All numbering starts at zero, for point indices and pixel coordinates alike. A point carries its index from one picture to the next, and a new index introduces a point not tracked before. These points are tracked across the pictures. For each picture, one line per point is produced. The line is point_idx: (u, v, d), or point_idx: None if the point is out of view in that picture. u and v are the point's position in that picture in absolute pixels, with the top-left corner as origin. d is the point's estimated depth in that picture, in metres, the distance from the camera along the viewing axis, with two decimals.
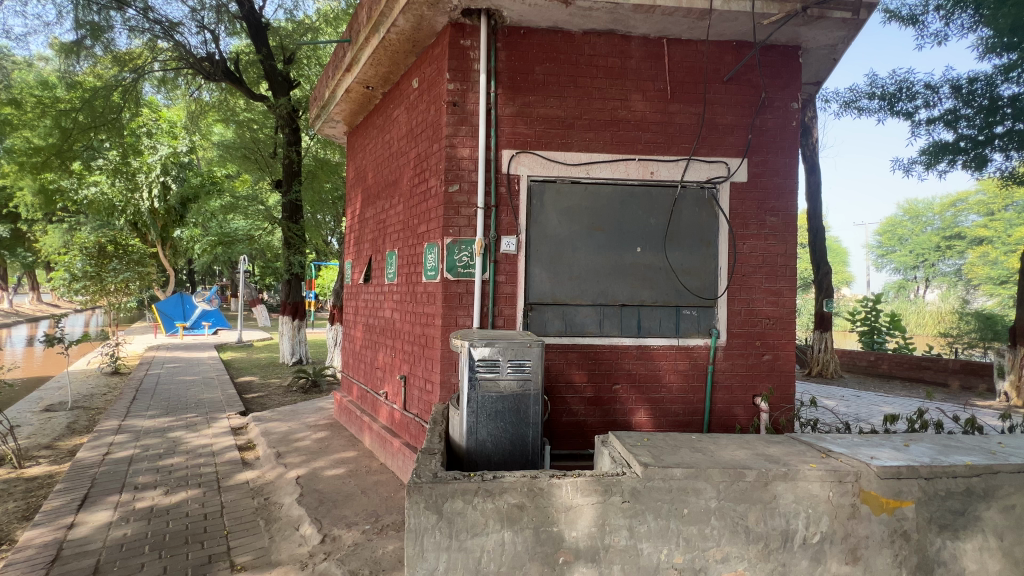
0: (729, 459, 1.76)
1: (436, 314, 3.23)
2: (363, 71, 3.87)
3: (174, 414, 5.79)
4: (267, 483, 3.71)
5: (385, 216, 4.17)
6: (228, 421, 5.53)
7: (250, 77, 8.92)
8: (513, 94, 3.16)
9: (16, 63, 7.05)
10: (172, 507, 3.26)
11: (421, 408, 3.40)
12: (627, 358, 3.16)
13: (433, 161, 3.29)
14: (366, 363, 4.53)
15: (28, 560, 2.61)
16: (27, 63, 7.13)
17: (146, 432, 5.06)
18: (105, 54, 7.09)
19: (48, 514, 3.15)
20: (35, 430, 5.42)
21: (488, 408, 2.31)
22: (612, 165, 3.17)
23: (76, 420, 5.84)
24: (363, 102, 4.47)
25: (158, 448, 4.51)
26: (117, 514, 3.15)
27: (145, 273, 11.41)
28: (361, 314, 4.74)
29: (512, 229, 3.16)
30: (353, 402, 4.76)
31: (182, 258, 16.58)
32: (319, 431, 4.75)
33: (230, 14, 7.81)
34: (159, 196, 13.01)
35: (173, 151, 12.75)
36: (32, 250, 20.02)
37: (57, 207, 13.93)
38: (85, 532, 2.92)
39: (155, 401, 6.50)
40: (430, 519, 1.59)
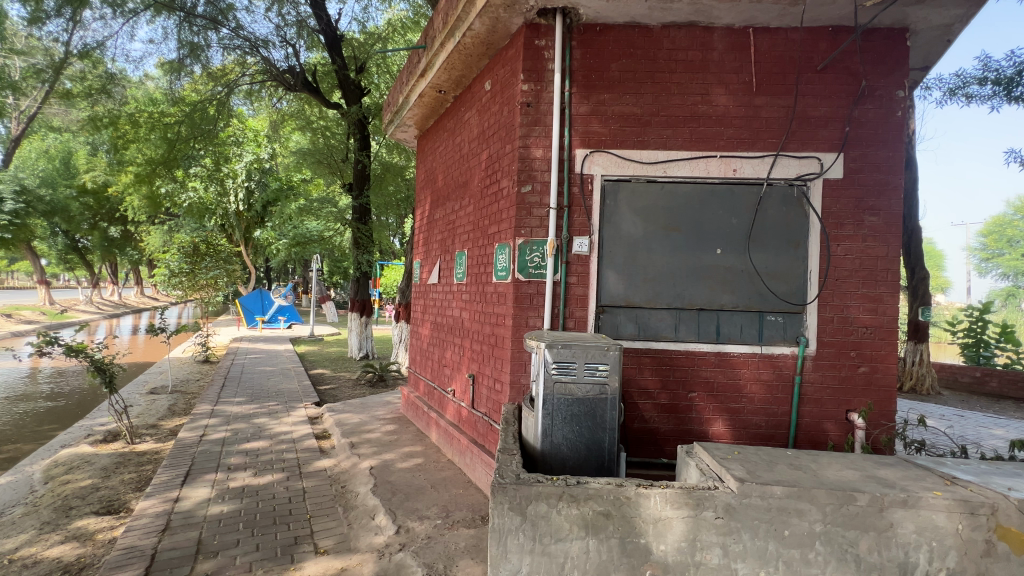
0: (836, 479, 1.62)
1: (505, 314, 3.25)
2: (436, 76, 3.97)
3: (257, 401, 6.25)
4: (342, 472, 3.89)
5: (454, 216, 4.26)
6: (305, 410, 5.89)
7: (326, 87, 9.49)
8: (588, 92, 3.11)
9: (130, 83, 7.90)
10: (261, 489, 3.51)
11: (489, 407, 3.42)
12: (704, 365, 3.02)
13: (506, 162, 3.30)
14: (434, 361, 4.63)
15: (144, 527, 2.90)
16: (139, 83, 7.95)
17: (235, 417, 5.50)
18: (202, 72, 7.78)
19: (159, 487, 3.50)
20: (143, 410, 6.04)
21: (564, 411, 2.28)
22: (692, 162, 3.03)
23: (175, 403, 6.46)
24: (435, 106, 4.59)
25: (245, 433, 4.88)
26: (215, 492, 3.44)
27: (232, 271, 12.42)
28: (429, 313, 4.87)
29: (584, 229, 3.10)
30: (420, 398, 4.91)
31: (261, 256, 17.88)
32: (388, 425, 4.93)
33: (309, 29, 8.23)
34: (244, 199, 14.17)
35: (256, 158, 13.94)
36: (139, 250, 22.44)
37: (160, 212, 15.53)
38: (190, 506, 3.21)
39: (241, 388, 7.04)
40: (513, 520, 1.58)
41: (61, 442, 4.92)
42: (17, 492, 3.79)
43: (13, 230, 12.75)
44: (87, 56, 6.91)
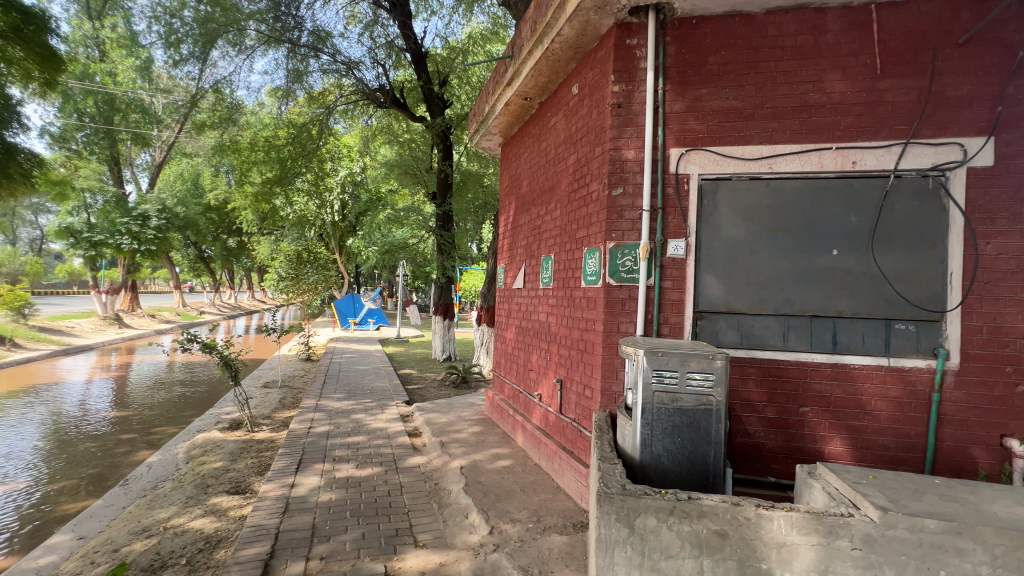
0: (1006, 517, 1.39)
1: (595, 319, 3.20)
2: (523, 84, 4.03)
3: (354, 398, 6.72)
4: (435, 470, 4.05)
5: (540, 221, 4.28)
6: (397, 407, 6.23)
7: (412, 102, 10.02)
8: (683, 88, 2.99)
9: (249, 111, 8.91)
10: (363, 481, 3.76)
11: (578, 413, 3.39)
12: (819, 378, 2.75)
13: (595, 166, 3.27)
14: (520, 365, 4.68)
15: (268, 508, 3.23)
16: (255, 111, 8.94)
17: (336, 412, 5.95)
18: (305, 96, 8.57)
19: (277, 472, 3.89)
20: (259, 402, 6.74)
21: (665, 422, 2.19)
22: (802, 156, 2.79)
23: (285, 397, 7.13)
24: (520, 114, 4.66)
25: (346, 427, 5.26)
26: (324, 480, 3.75)
27: (328, 276, 13.50)
28: (514, 317, 4.94)
29: (680, 231, 2.97)
30: (506, 401, 4.98)
31: (353, 262, 19.26)
32: (475, 426, 5.06)
33: (398, 49, 8.75)
34: (339, 210, 15.37)
35: (349, 172, 15.06)
36: (252, 258, 25.17)
37: (269, 224, 17.31)
38: (304, 492, 3.52)
39: (339, 386, 7.61)
40: (621, 531, 1.54)
41: (198, 427, 5.64)
42: (166, 468, 4.40)
43: (157, 243, 14.87)
44: (216, 89, 7.91)
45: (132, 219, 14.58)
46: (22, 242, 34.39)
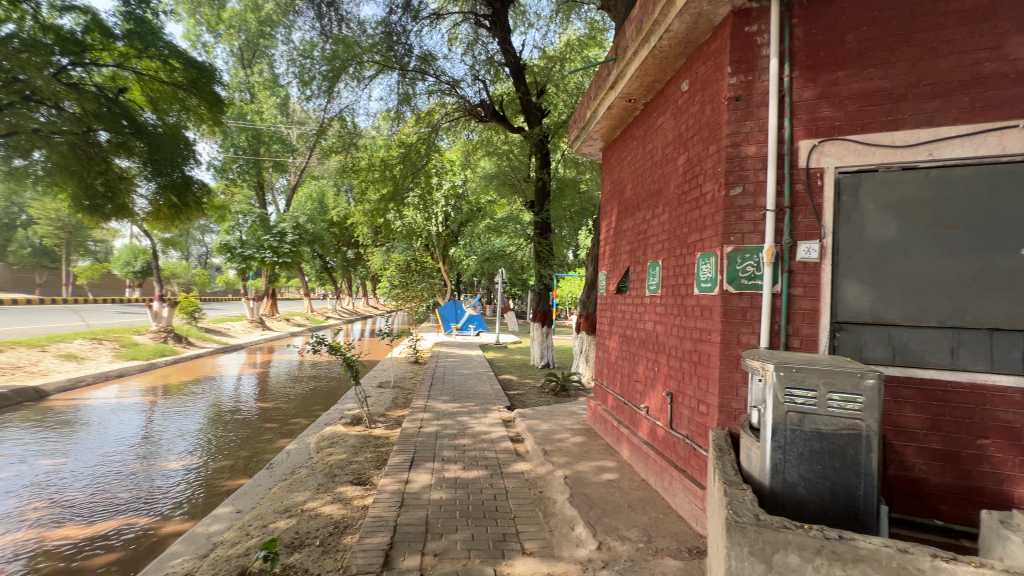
0: None
1: (710, 329, 2.98)
2: (627, 86, 3.91)
3: (459, 401, 6.99)
4: (538, 477, 4.05)
5: (646, 226, 4.11)
6: (499, 412, 6.36)
7: (511, 114, 10.28)
8: (815, 73, 2.68)
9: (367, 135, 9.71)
10: (470, 483, 3.88)
11: (691, 429, 3.17)
12: (1003, 405, 2.27)
13: (709, 165, 3.05)
14: (624, 375, 4.51)
15: (386, 501, 3.47)
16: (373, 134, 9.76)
17: (443, 413, 6.25)
18: (413, 117, 9.20)
19: (393, 468, 4.17)
20: (375, 400, 7.32)
21: (801, 447, 1.95)
22: (975, 139, 2.34)
23: (397, 397, 7.66)
24: (623, 116, 4.54)
25: (452, 429, 5.49)
26: (434, 479, 3.94)
27: (433, 284, 14.29)
28: (617, 325, 4.79)
29: (812, 233, 2.66)
30: (609, 412, 4.83)
31: (455, 271, 20.21)
32: (577, 436, 4.98)
33: (497, 63, 9.04)
34: (443, 222, 16.25)
35: (452, 185, 15.87)
36: (367, 268, 27.62)
37: (382, 237, 18.86)
38: (417, 489, 3.73)
39: (445, 388, 7.99)
40: (756, 567, 1.41)
41: (325, 420, 6.28)
42: (301, 456, 4.95)
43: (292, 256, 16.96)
44: (339, 117, 8.80)
45: (273, 236, 16.80)
46: (193, 257, 41.47)
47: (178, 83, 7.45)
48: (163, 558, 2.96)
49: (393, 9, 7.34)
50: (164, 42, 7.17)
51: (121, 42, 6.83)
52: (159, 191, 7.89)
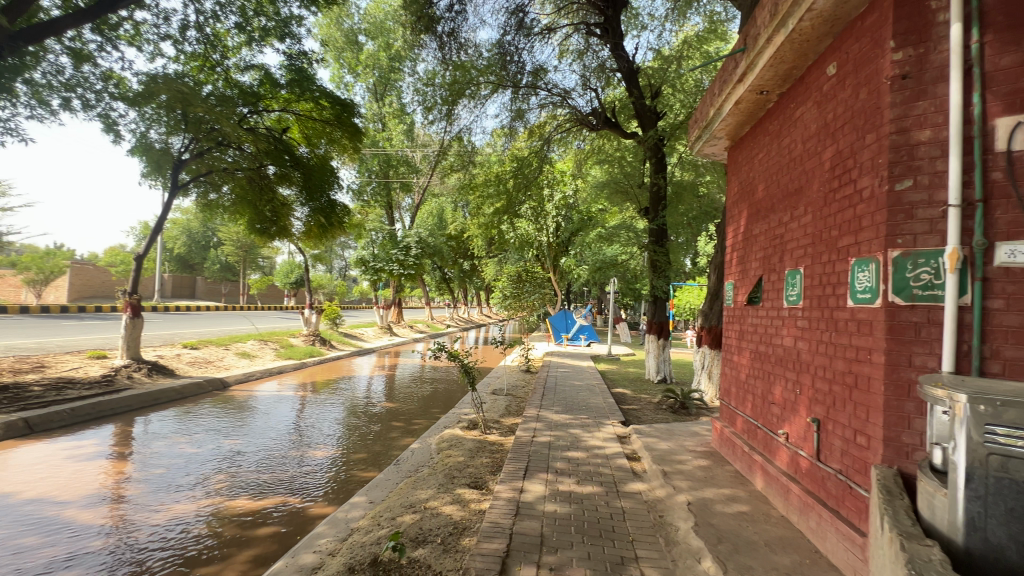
0: None
1: (869, 348, 2.54)
2: (758, 77, 3.57)
3: (572, 412, 6.91)
4: (658, 500, 3.81)
5: (783, 230, 3.68)
6: (613, 427, 6.15)
7: (624, 120, 10.04)
8: (1017, 34, 2.17)
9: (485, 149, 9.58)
10: (585, 498, 3.78)
11: (845, 463, 2.73)
12: None
13: (866, 157, 2.63)
14: (757, 396, 4.06)
15: (501, 508, 3.54)
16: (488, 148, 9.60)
17: (555, 424, 6.22)
18: (525, 131, 9.41)
19: (508, 475, 4.24)
20: (490, 407, 7.56)
21: (1009, 500, 1.56)
22: None
23: (510, 405, 7.82)
24: (753, 111, 4.14)
25: (565, 441, 5.43)
26: (548, 490, 3.92)
27: (544, 294, 14.36)
28: (747, 340, 4.34)
29: (1018, 231, 2.14)
30: (738, 436, 4.38)
31: (566, 281, 20.20)
32: (700, 459, 4.60)
33: (609, 70, 8.89)
34: (554, 232, 16.36)
35: (563, 196, 15.95)
36: (481, 279, 28.89)
37: (496, 249, 19.63)
38: (531, 498, 3.74)
39: (557, 398, 7.96)
40: None
41: (445, 423, 6.64)
42: (424, 455, 5.27)
43: (415, 268, 18.39)
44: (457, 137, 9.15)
45: (400, 249, 18.41)
46: (336, 270, 47.29)
47: (326, 119, 8.55)
48: (311, 537, 3.34)
49: (507, 30, 7.64)
50: (317, 85, 8.33)
51: (285, 89, 8.12)
52: (311, 214, 9.12)
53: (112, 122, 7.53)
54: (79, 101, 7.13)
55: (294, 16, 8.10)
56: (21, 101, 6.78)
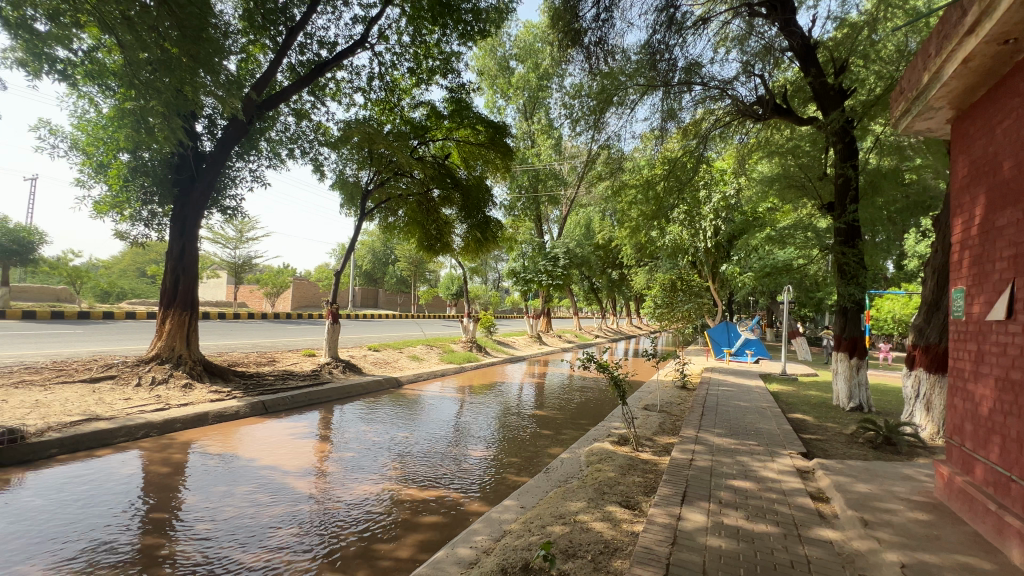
0: None
1: None
2: (1000, 24, 2.74)
3: (738, 437, 6.17)
4: (856, 554, 3.13)
5: None
6: (791, 458, 5.31)
7: (798, 104, 8.75)
8: None
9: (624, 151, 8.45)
10: (757, 538, 3.29)
11: None
12: None
13: None
14: (1008, 439, 3.07)
15: (656, 534, 3.28)
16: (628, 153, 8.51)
17: (718, 449, 5.60)
18: (676, 131, 8.54)
19: (663, 499, 3.94)
20: (642, 423, 7.17)
21: None
22: None
23: (664, 422, 7.31)
24: (992, 68, 3.21)
25: (731, 468, 4.85)
26: (710, 522, 3.52)
27: (701, 304, 12.99)
28: (989, 365, 3.34)
29: None
30: (978, 490, 3.37)
31: (727, 290, 18.33)
32: (918, 511, 3.66)
33: (778, 50, 7.84)
34: (712, 237, 15.02)
35: (723, 197, 14.53)
36: (630, 288, 27.97)
37: (646, 257, 18.82)
38: (691, 528, 3.40)
39: (719, 420, 7.19)
40: None
41: (595, 435, 6.50)
42: (574, 466, 5.23)
43: (562, 278, 18.50)
44: (605, 146, 8.35)
45: (548, 260, 18.77)
46: (491, 281, 50.71)
47: (482, 142, 9.22)
48: (469, 532, 3.54)
49: (657, 29, 7.29)
50: (474, 113, 9.07)
51: (447, 119, 9.07)
52: (469, 230, 9.90)
53: (320, 164, 9.27)
54: (299, 150, 8.95)
55: (454, 53, 8.98)
56: (263, 155, 8.77)
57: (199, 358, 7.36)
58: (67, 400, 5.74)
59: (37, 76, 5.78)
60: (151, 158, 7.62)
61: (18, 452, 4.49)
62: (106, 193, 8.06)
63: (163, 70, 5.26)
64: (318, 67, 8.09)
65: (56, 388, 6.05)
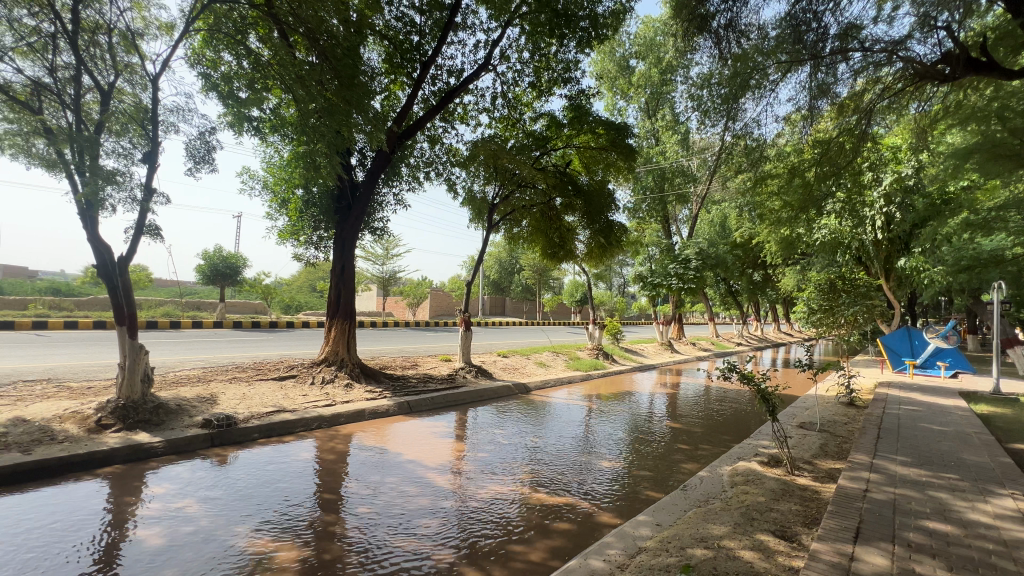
0: None
1: None
2: None
3: (931, 468, 5.06)
4: None
5: None
6: (1014, 500, 4.18)
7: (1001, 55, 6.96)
8: None
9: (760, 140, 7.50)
10: None
11: None
12: None
13: None
14: None
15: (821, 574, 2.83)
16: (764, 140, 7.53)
17: (903, 480, 4.66)
18: (829, 108, 7.18)
19: (830, 534, 3.39)
20: (798, 443, 6.30)
21: None
22: None
23: (827, 444, 6.33)
24: None
25: (922, 505, 4.00)
26: (895, 568, 2.93)
27: (873, 306, 10.53)
28: None
29: None
30: None
31: (907, 288, 15.32)
32: None
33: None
34: (883, 227, 12.71)
35: (897, 177, 12.03)
36: (776, 290, 25.01)
37: (795, 254, 16.65)
38: (868, 573, 2.87)
39: (902, 445, 5.99)
40: None
41: (739, 453, 5.88)
42: (715, 486, 4.79)
43: (695, 282, 16.99)
44: (741, 135, 7.48)
45: (679, 263, 17.42)
46: (615, 287, 49.64)
47: (603, 146, 9.09)
48: (601, 544, 3.46)
49: None
50: (593, 117, 9.00)
51: (566, 127, 9.11)
52: (592, 236, 9.83)
53: (453, 183, 10.04)
54: (434, 172, 9.81)
55: (573, 61, 9.05)
56: (404, 179, 9.79)
57: (356, 361, 8.43)
58: (263, 394, 7.03)
59: (240, 133, 7.22)
60: (318, 193, 9.05)
61: (233, 434, 5.64)
62: (288, 223, 9.74)
63: (325, 115, 6.15)
64: (447, 94, 8.81)
65: (255, 384, 7.44)
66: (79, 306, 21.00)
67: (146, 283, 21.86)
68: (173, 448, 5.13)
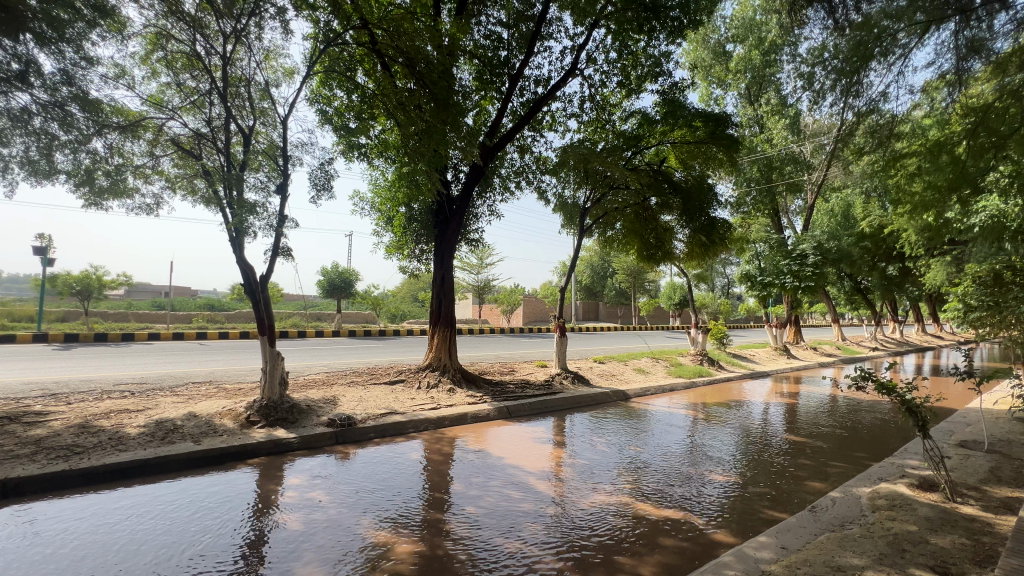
0: None
1: None
2: None
3: None
4: None
5: None
6: None
7: None
8: None
9: (891, 115, 6.55)
10: None
11: None
12: None
13: None
14: None
15: None
16: (896, 115, 6.57)
17: None
18: (985, 68, 6.02)
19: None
20: (958, 465, 5.34)
21: None
22: None
23: (999, 467, 5.29)
24: None
25: None
26: None
27: None
28: None
29: None
30: None
31: None
32: None
33: None
34: None
35: None
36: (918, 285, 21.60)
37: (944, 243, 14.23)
38: None
39: None
40: None
41: (880, 474, 5.12)
42: (852, 509, 4.23)
43: (814, 279, 15.28)
44: (867, 113, 6.57)
45: (793, 260, 15.81)
46: (719, 287, 46.41)
47: (702, 138, 8.59)
48: (718, 564, 3.23)
49: None
50: (690, 109, 8.55)
51: (659, 123, 8.73)
52: (692, 234, 9.32)
53: (543, 190, 10.15)
54: (525, 180, 9.99)
55: (664, 54, 8.72)
56: (497, 190, 10.09)
57: (457, 366, 8.83)
58: (377, 397, 7.65)
59: (351, 159, 7.97)
60: (419, 209, 9.69)
61: (354, 433, 6.21)
62: (393, 238, 10.53)
63: (421, 136, 6.60)
64: (536, 103, 8.94)
65: (370, 388, 8.13)
66: (229, 319, 24.66)
67: (279, 298, 24.98)
68: (306, 444, 5.78)
